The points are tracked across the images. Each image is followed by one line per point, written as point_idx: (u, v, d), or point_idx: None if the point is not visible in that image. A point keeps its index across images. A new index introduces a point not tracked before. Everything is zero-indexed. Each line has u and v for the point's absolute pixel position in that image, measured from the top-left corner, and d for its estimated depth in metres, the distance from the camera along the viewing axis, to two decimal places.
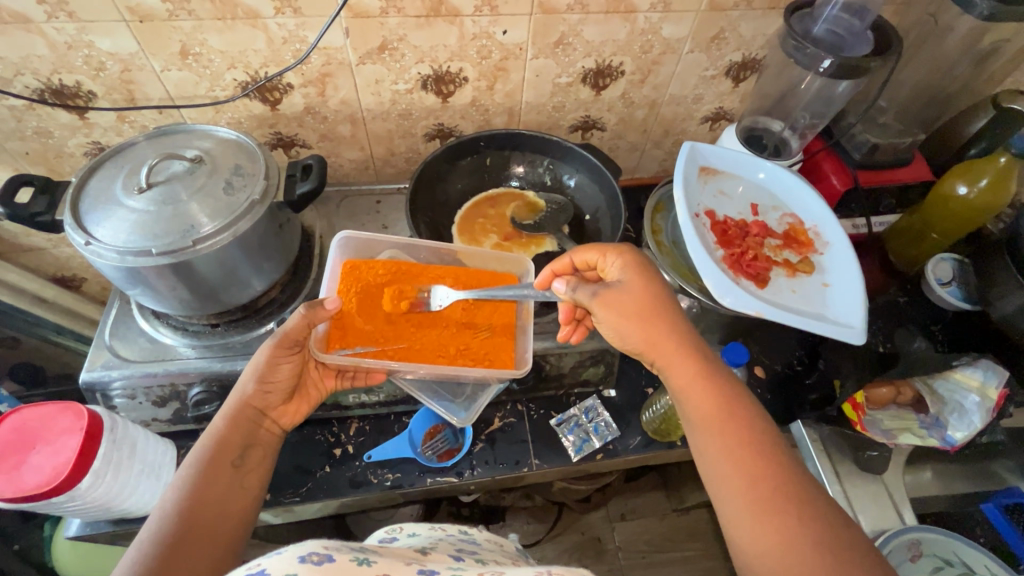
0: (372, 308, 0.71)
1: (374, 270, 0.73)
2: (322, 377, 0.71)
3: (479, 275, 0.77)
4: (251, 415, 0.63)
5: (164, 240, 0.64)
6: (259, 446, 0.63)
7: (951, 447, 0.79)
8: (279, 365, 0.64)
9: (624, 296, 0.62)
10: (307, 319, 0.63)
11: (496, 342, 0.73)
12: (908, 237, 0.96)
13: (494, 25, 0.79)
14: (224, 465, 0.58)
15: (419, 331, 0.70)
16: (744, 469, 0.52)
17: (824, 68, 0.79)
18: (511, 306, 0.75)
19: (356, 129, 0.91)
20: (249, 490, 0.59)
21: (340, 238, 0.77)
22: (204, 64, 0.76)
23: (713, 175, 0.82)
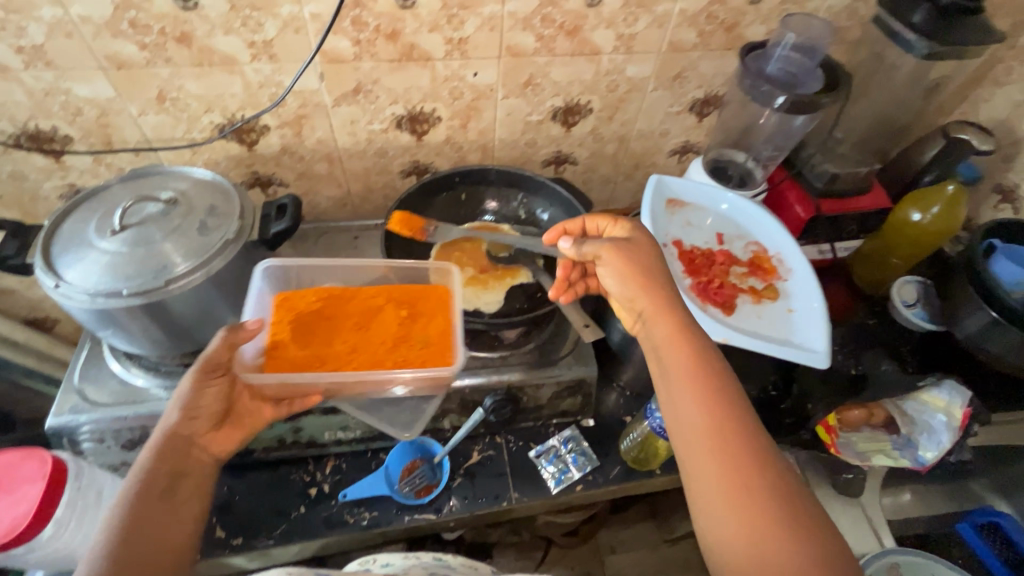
0: (306, 335, 0.69)
1: (306, 297, 0.72)
2: (259, 407, 0.66)
3: (411, 289, 0.75)
4: (180, 445, 0.58)
5: (137, 281, 0.64)
6: (191, 476, 0.57)
7: (923, 466, 0.80)
8: (204, 389, 0.61)
9: (628, 257, 0.63)
10: (227, 342, 0.62)
11: (435, 349, 0.69)
12: (873, 263, 1.00)
13: (465, 67, 0.83)
14: (153, 498, 0.53)
15: (354, 351, 0.68)
16: (733, 481, 0.48)
17: (779, 105, 0.84)
18: (446, 318, 0.73)
19: (333, 167, 0.92)
20: (184, 521, 0.54)
21: (263, 267, 0.74)
22: (181, 108, 0.78)
23: (680, 207, 0.85)
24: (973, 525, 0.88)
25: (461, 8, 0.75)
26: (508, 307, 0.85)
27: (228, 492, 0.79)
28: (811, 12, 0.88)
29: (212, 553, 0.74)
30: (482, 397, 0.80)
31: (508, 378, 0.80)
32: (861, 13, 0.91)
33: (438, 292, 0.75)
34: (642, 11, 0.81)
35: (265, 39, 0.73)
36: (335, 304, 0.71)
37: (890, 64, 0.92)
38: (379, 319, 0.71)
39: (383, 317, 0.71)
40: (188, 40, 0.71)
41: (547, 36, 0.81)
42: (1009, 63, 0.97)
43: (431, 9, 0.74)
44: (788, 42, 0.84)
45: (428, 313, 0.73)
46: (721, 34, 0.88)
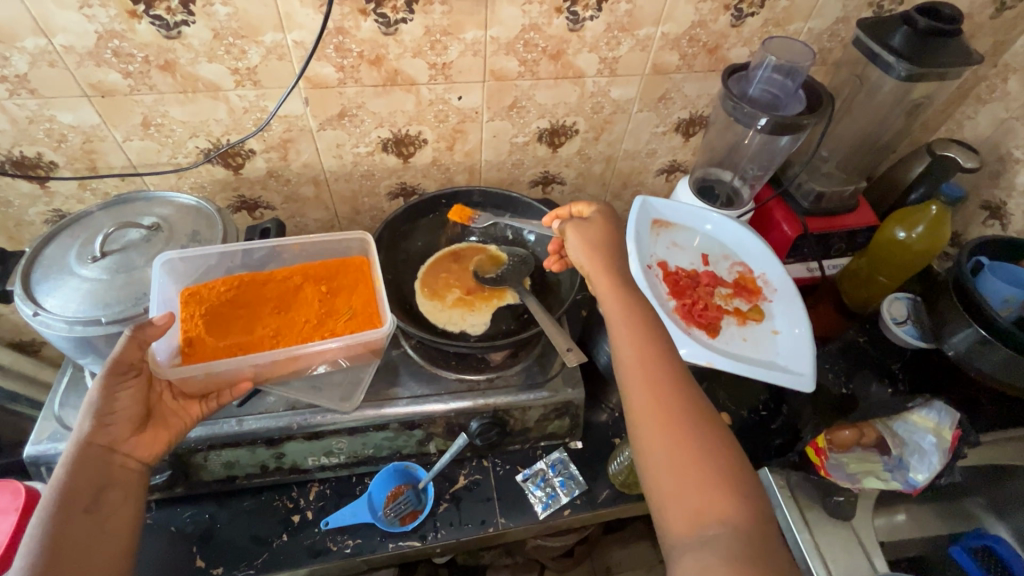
0: (223, 325, 0.69)
1: (216, 288, 0.71)
2: (185, 406, 0.67)
3: (327, 266, 0.77)
4: (98, 453, 0.58)
5: (116, 308, 0.64)
6: (120, 485, 0.58)
7: (915, 489, 0.79)
8: (116, 393, 0.61)
9: (589, 233, 0.71)
10: (136, 341, 0.61)
11: (362, 317, 0.72)
12: (859, 281, 0.99)
13: (449, 91, 0.83)
14: (76, 511, 0.54)
15: (278, 333, 0.69)
16: (661, 424, 0.52)
17: (761, 125, 0.84)
18: (369, 285, 0.76)
19: (320, 190, 0.93)
20: (117, 531, 0.56)
21: (162, 262, 0.68)
22: (166, 133, 0.78)
23: (665, 227, 0.85)
24: (966, 549, 0.85)
25: (443, 33, 0.76)
26: (494, 328, 0.84)
27: (210, 519, 0.78)
28: (791, 34, 0.89)
29: None
30: (468, 420, 0.79)
31: (494, 401, 0.79)
32: (841, 35, 0.92)
33: (357, 264, 0.78)
34: (624, 34, 0.82)
35: (249, 66, 0.73)
36: (249, 293, 0.72)
37: (872, 84, 0.93)
38: (298, 300, 0.73)
39: (302, 297, 0.73)
40: (172, 68, 0.71)
41: (530, 60, 0.82)
42: (991, 82, 0.98)
43: (414, 35, 0.75)
44: (769, 64, 0.84)
45: (349, 286, 0.75)
46: (704, 57, 0.89)
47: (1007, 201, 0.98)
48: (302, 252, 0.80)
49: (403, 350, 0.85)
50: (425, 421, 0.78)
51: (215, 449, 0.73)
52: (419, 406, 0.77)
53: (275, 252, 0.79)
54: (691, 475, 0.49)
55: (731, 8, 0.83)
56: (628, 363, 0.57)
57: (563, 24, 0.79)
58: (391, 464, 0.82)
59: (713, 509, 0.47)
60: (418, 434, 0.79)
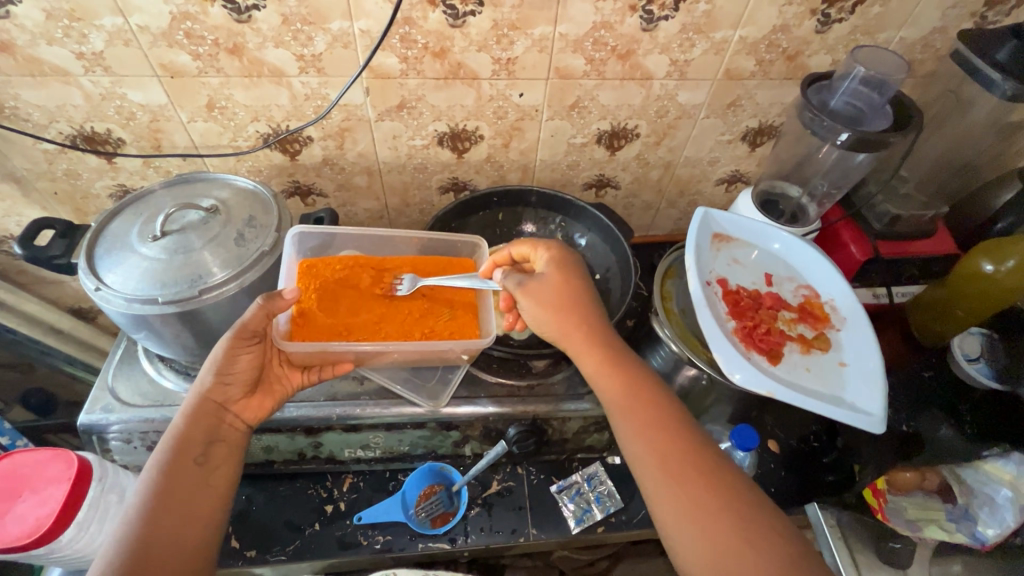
0: (334, 302, 0.69)
1: (333, 266, 0.71)
2: (288, 374, 0.68)
3: (437, 263, 0.78)
4: (211, 409, 0.61)
5: (172, 289, 0.65)
6: (226, 441, 0.61)
7: (983, 544, 0.73)
8: (237, 355, 0.62)
9: (548, 290, 0.67)
10: (264, 310, 0.61)
11: (461, 322, 0.72)
12: (931, 313, 0.90)
13: (511, 88, 0.81)
14: (188, 463, 0.57)
15: (382, 321, 0.69)
16: (686, 522, 0.52)
17: (841, 140, 0.78)
18: (473, 290, 0.76)
19: (372, 180, 0.92)
20: (217, 486, 0.58)
21: (294, 233, 0.74)
22: (228, 116, 0.79)
23: (726, 242, 0.80)
24: None
25: (511, 28, 0.73)
26: (540, 334, 0.83)
27: (246, 501, 0.79)
28: (881, 43, 0.83)
29: (224, 563, 0.74)
30: (507, 426, 0.77)
31: (534, 408, 0.77)
32: (936, 46, 0.85)
33: (463, 265, 0.79)
34: (699, 36, 0.78)
35: (314, 53, 0.73)
36: (362, 274, 0.72)
37: (967, 101, 0.86)
38: (406, 291, 0.72)
39: (409, 289, 0.73)
40: (240, 51, 0.71)
41: (597, 59, 0.79)
42: None
43: (481, 29, 0.73)
44: (858, 75, 0.78)
45: (455, 286, 0.75)
46: (782, 64, 0.84)
47: None
48: (416, 247, 0.83)
49: None
50: (463, 423, 0.77)
51: (256, 432, 0.74)
52: (458, 408, 0.76)
53: (392, 242, 0.81)
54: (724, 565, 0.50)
55: (818, 13, 0.78)
56: (639, 455, 0.57)
57: (636, 23, 0.75)
58: (427, 464, 0.82)
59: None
60: (454, 435, 0.78)
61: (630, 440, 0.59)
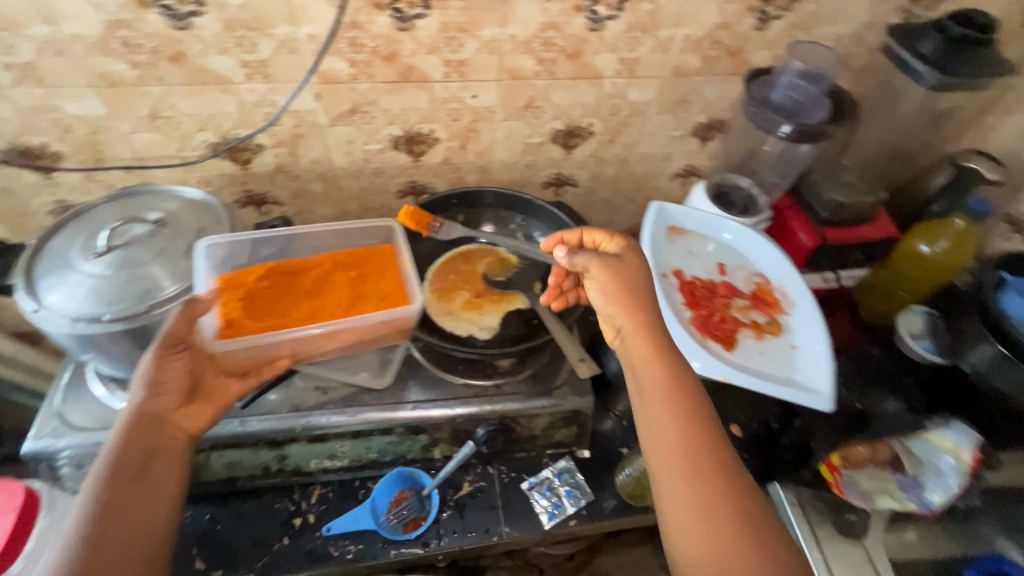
0: (260, 307, 0.70)
1: (252, 274, 0.72)
2: (225, 382, 0.66)
3: (355, 253, 0.78)
4: (148, 422, 0.57)
5: (119, 306, 0.63)
6: (166, 454, 0.58)
7: (930, 509, 0.77)
8: (166, 364, 0.60)
9: (617, 269, 0.65)
10: (187, 315, 0.61)
11: (390, 297, 0.73)
12: (876, 295, 0.98)
13: (463, 90, 0.81)
14: (125, 479, 0.53)
15: (311, 314, 0.70)
16: (699, 513, 0.52)
17: (783, 132, 0.81)
18: (395, 270, 0.77)
19: (328, 187, 0.91)
20: (161, 502, 0.55)
21: (203, 248, 0.69)
22: (173, 126, 0.76)
23: (681, 234, 0.83)
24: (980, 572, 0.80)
25: (460, 30, 0.74)
26: (502, 333, 0.82)
27: (210, 520, 0.77)
28: (816, 39, 0.87)
29: None
30: (475, 426, 0.78)
31: (501, 407, 0.77)
32: (868, 41, 0.90)
33: (383, 250, 0.79)
34: (645, 35, 0.80)
35: (260, 59, 0.71)
36: (283, 278, 0.73)
37: (898, 92, 0.90)
38: (329, 285, 0.73)
39: (333, 282, 0.74)
40: (181, 59, 0.69)
41: (547, 59, 0.80)
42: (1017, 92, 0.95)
43: (429, 32, 0.73)
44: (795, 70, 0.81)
45: (378, 272, 0.76)
46: (726, 60, 0.86)
47: None
48: (334, 239, 0.81)
49: (410, 352, 0.83)
50: (430, 426, 0.76)
51: (217, 450, 0.72)
52: (424, 411, 0.76)
53: (308, 241, 0.80)
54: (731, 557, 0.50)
55: (756, 11, 0.80)
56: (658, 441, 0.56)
57: (583, 23, 0.76)
58: (396, 469, 0.81)
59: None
60: (422, 439, 0.78)
61: (651, 426, 0.57)
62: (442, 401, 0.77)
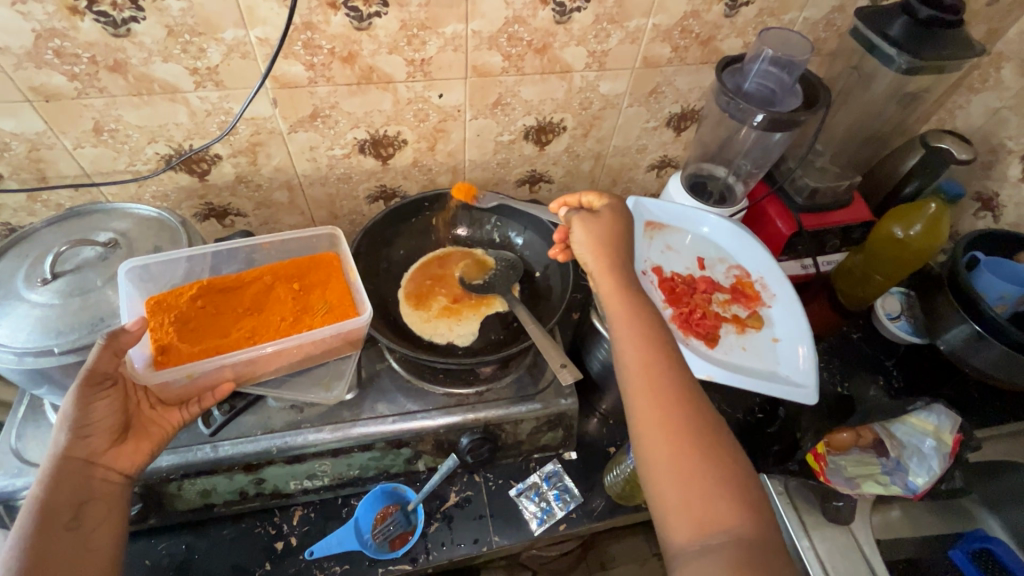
0: (195, 329, 0.65)
1: (184, 293, 0.67)
2: (163, 413, 0.63)
3: (295, 263, 0.74)
4: (77, 467, 0.55)
5: (69, 336, 0.58)
6: (100, 498, 0.56)
7: (915, 493, 0.77)
8: (92, 404, 0.57)
9: (600, 229, 0.67)
10: (111, 349, 0.56)
11: (338, 310, 0.70)
12: (854, 279, 0.96)
13: (429, 89, 0.78)
14: (57, 530, 0.52)
15: (255, 333, 0.66)
16: (672, 446, 0.50)
17: (757, 122, 0.80)
18: (342, 278, 0.74)
19: (294, 195, 0.87)
20: (99, 547, 0.53)
21: (127, 270, 0.64)
22: (121, 140, 0.72)
23: (658, 229, 0.81)
24: (965, 552, 0.82)
25: (421, 28, 0.70)
26: (482, 339, 0.80)
27: (187, 550, 0.74)
28: (786, 24, 0.86)
29: None
30: (459, 436, 0.76)
31: (484, 416, 0.75)
32: (837, 24, 0.89)
33: (327, 259, 0.76)
34: (614, 26, 0.78)
35: (209, 65, 0.67)
36: (219, 296, 0.68)
37: (868, 76, 0.90)
38: (271, 300, 0.70)
39: (274, 297, 0.70)
40: (123, 68, 0.65)
41: (514, 55, 0.77)
42: (984, 70, 0.95)
43: (389, 30, 0.70)
44: (766, 57, 0.80)
45: (322, 281, 0.73)
46: (696, 49, 0.85)
47: (1000, 192, 0.95)
48: (272, 252, 0.77)
49: (388, 363, 0.81)
50: (413, 438, 0.74)
51: (189, 478, 0.68)
52: (406, 423, 0.74)
53: (242, 254, 0.75)
54: (700, 481, 0.48)
55: None
56: (632, 372, 0.55)
57: (549, 16, 0.74)
58: (379, 485, 0.79)
59: (718, 513, 0.47)
60: (405, 452, 0.76)
61: (627, 370, 0.56)
62: (415, 415, 0.74)
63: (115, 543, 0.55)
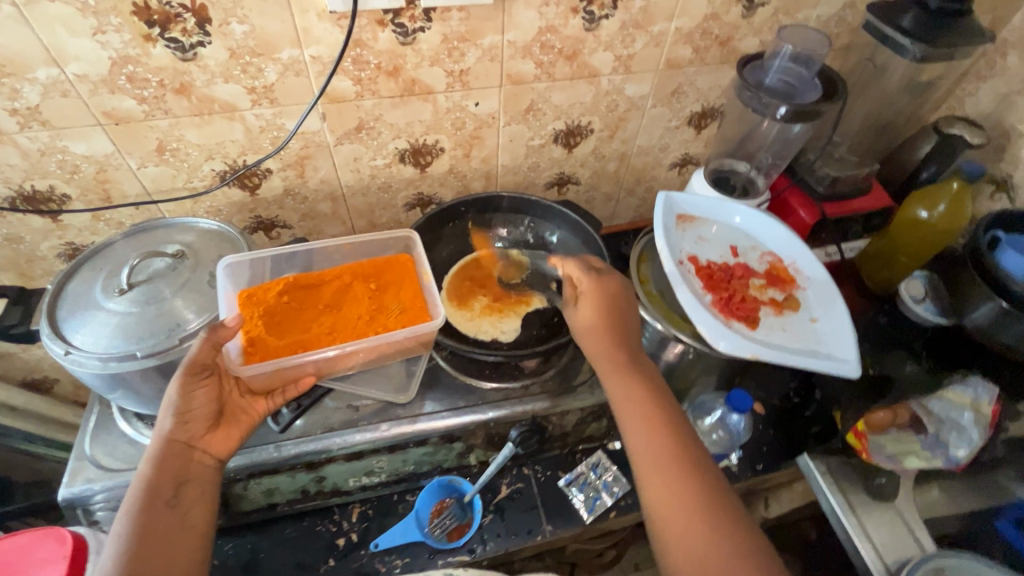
0: (281, 323, 0.70)
1: (272, 289, 0.71)
2: (252, 402, 0.68)
3: (373, 265, 0.78)
4: (179, 450, 0.60)
5: (150, 341, 0.62)
6: (196, 480, 0.60)
7: (958, 465, 0.78)
8: (193, 392, 0.61)
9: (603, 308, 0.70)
10: (211, 341, 0.61)
11: (411, 312, 0.73)
12: (881, 261, 1.00)
13: (466, 98, 0.82)
14: (157, 507, 0.56)
15: (334, 330, 0.70)
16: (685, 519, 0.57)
17: (780, 113, 0.84)
18: (416, 281, 0.77)
19: (336, 206, 0.91)
20: (194, 527, 0.58)
21: (224, 266, 0.70)
22: (181, 158, 0.76)
23: (689, 222, 0.84)
24: (1012, 522, 0.80)
25: (461, 40, 0.75)
26: (524, 335, 0.83)
27: (252, 549, 0.76)
28: (801, 22, 0.90)
29: None
30: (508, 429, 0.78)
31: (532, 408, 0.78)
32: (849, 20, 0.93)
33: (402, 261, 0.79)
34: (639, 31, 0.82)
35: (265, 84, 0.71)
36: (304, 295, 0.72)
37: (882, 67, 0.94)
38: (349, 298, 0.74)
39: (352, 294, 0.74)
40: (187, 90, 0.69)
41: (546, 62, 0.82)
42: (991, 57, 0.99)
43: (432, 44, 0.74)
44: (786, 53, 0.86)
45: (397, 282, 0.76)
46: (716, 49, 0.89)
47: (1013, 174, 0.98)
48: (350, 252, 0.82)
49: (435, 361, 0.84)
50: (465, 432, 0.77)
51: (255, 477, 0.71)
52: (457, 418, 0.76)
53: (323, 252, 0.80)
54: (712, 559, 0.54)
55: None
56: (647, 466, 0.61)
57: (579, 24, 0.78)
58: (435, 479, 0.81)
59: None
60: (458, 446, 0.78)
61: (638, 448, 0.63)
62: (466, 410, 0.77)
63: (208, 523, 0.59)
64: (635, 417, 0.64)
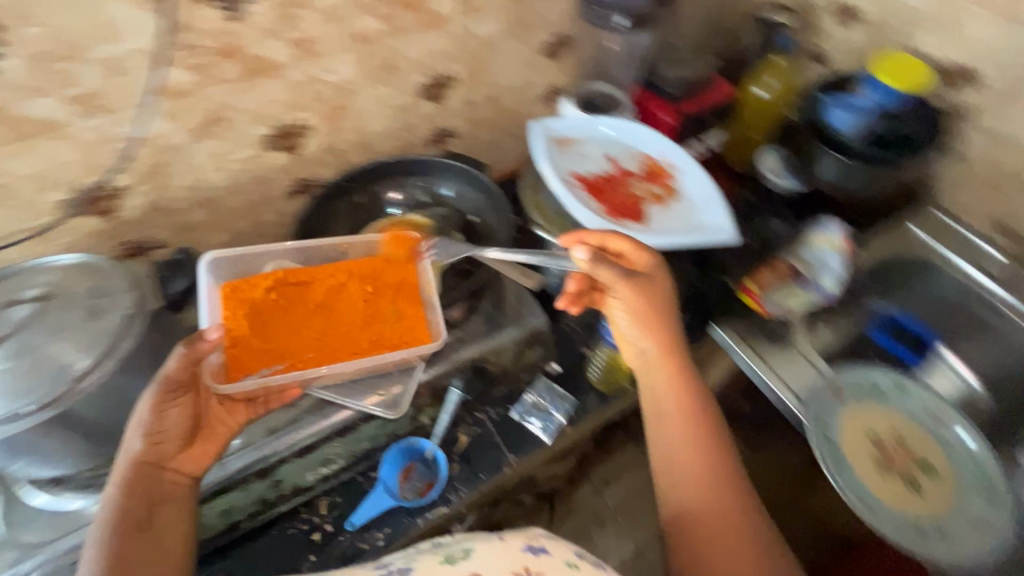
0: (267, 325, 0.70)
1: (259, 287, 0.72)
2: (230, 411, 0.64)
3: (370, 264, 0.78)
4: (146, 471, 0.57)
5: (32, 394, 0.57)
6: (169, 501, 0.57)
7: (830, 296, 0.93)
8: (165, 412, 0.59)
9: (645, 293, 0.73)
10: (191, 356, 0.61)
11: (408, 324, 0.75)
12: (738, 144, 1.13)
13: (319, 67, 0.79)
14: (131, 533, 0.54)
15: (324, 337, 0.71)
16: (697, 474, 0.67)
17: (617, 22, 0.91)
18: (415, 289, 0.79)
19: (211, 211, 0.85)
20: (170, 548, 0.55)
21: (208, 260, 0.74)
22: (10, 195, 0.67)
23: (568, 143, 0.89)
24: (886, 330, 0.98)
25: (295, 5, 0.72)
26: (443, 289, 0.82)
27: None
28: None
29: None
30: (448, 380, 0.80)
31: (466, 355, 0.80)
32: None
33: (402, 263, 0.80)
34: None
35: (87, 90, 0.65)
36: (292, 296, 0.72)
37: None
38: (343, 297, 0.74)
39: (347, 295, 0.74)
40: None
41: (391, 15, 0.80)
42: None
43: (265, 14, 0.70)
44: None
45: (393, 284, 0.77)
46: None
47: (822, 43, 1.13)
48: (344, 251, 0.81)
49: None
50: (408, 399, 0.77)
51: (208, 501, 0.68)
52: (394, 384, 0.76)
53: (321, 249, 0.80)
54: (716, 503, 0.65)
55: None
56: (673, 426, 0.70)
57: None
58: (394, 446, 0.82)
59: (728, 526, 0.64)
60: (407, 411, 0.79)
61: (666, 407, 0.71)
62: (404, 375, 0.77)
63: (186, 545, 0.57)
64: (659, 365, 0.73)
